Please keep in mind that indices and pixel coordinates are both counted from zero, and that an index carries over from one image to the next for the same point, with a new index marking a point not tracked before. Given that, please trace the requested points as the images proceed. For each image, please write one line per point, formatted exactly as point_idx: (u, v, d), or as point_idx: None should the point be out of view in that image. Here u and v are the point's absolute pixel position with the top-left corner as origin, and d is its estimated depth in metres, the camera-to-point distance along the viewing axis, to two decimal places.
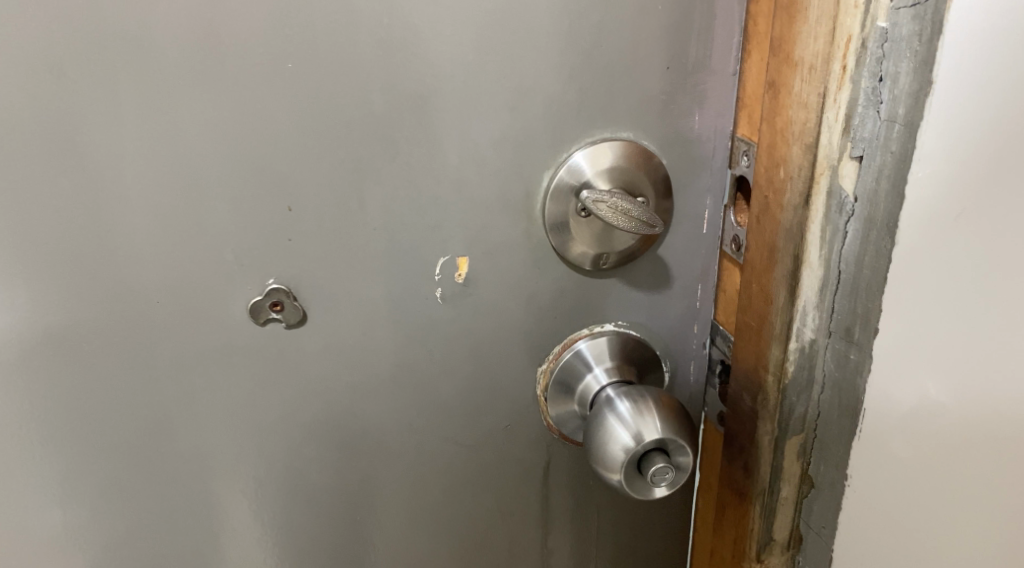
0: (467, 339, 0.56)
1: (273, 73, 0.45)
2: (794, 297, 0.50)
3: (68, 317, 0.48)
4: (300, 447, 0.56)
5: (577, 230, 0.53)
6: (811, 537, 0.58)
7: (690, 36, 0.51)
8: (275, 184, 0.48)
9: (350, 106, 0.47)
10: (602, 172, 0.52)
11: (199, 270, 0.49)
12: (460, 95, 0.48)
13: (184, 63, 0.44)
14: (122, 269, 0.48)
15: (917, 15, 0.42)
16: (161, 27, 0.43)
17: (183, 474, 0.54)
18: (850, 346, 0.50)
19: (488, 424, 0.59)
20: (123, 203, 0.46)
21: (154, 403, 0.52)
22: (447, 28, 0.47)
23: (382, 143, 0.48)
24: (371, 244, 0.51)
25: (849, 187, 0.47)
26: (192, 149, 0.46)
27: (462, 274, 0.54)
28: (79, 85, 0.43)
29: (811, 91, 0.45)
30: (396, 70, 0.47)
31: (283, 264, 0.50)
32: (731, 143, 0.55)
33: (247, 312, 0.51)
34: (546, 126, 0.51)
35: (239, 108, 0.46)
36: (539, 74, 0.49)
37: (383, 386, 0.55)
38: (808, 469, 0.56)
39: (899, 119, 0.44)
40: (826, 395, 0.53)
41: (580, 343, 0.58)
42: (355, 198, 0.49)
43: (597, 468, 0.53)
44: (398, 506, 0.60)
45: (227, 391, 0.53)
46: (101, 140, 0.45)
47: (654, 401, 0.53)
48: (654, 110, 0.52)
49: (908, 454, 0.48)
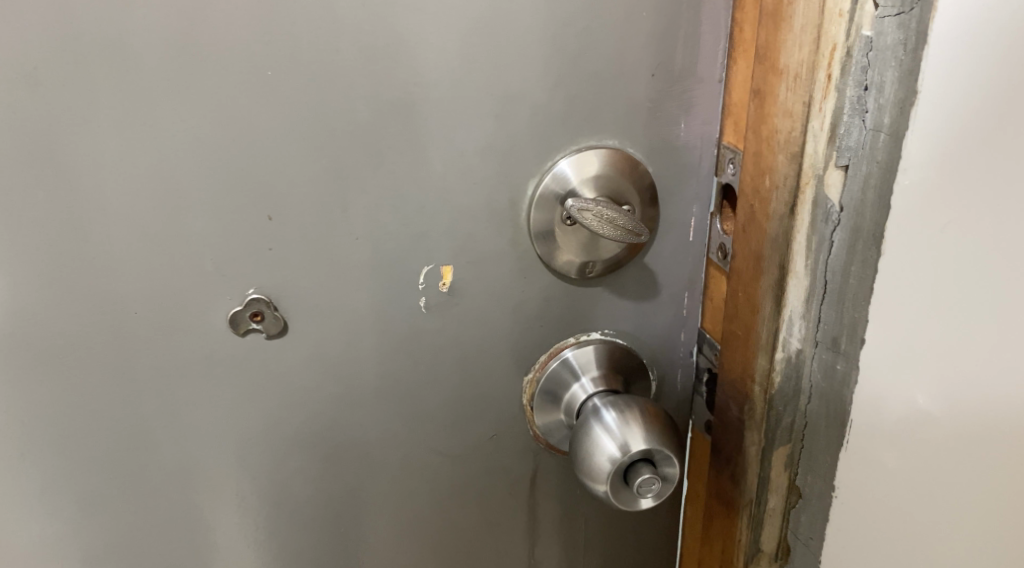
0: (454, 348, 0.55)
1: (253, 81, 0.45)
2: (779, 307, 0.51)
3: (46, 328, 0.47)
4: (283, 459, 0.55)
5: (563, 238, 0.52)
6: (799, 549, 0.57)
7: (676, 43, 0.50)
8: (255, 192, 0.47)
9: (332, 113, 0.46)
10: (588, 179, 0.51)
11: (178, 279, 0.48)
12: (444, 102, 0.48)
13: (162, 70, 0.43)
14: (100, 278, 0.47)
15: (902, 24, 0.42)
16: (138, 33, 0.42)
17: (163, 488, 0.54)
18: (837, 357, 0.50)
19: (474, 434, 0.58)
20: (102, 213, 0.46)
21: (133, 415, 0.51)
22: (431, 35, 0.46)
23: (365, 151, 0.48)
24: (354, 253, 0.50)
25: (834, 197, 0.47)
26: (171, 156, 0.45)
27: (447, 283, 0.53)
28: (53, 93, 0.43)
29: (796, 99, 0.46)
30: (380, 77, 0.46)
31: (264, 273, 0.49)
32: (717, 150, 0.54)
33: (227, 323, 0.50)
34: (531, 134, 0.50)
35: (220, 115, 0.45)
36: (525, 81, 0.49)
37: (368, 396, 0.55)
38: (795, 480, 0.55)
39: (885, 128, 0.44)
40: (812, 405, 0.52)
41: (566, 352, 0.57)
42: (338, 206, 0.49)
43: (583, 478, 0.52)
44: (385, 517, 0.59)
45: (209, 403, 0.52)
46: (77, 148, 0.44)
47: (640, 410, 0.53)
48: (640, 117, 0.52)
49: (897, 467, 0.47)
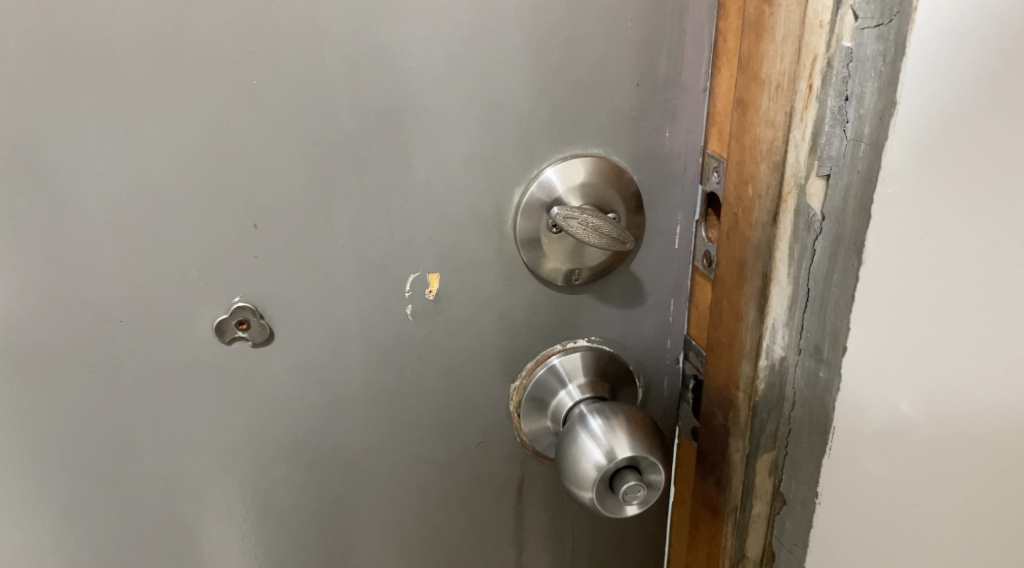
0: (439, 357, 0.55)
1: (237, 90, 0.45)
2: (763, 315, 0.51)
3: (30, 339, 0.47)
4: (269, 466, 0.55)
5: (549, 246, 0.53)
6: (784, 555, 0.57)
7: (659, 52, 0.51)
8: (239, 201, 0.47)
9: (318, 122, 0.47)
10: (574, 187, 0.52)
11: (163, 288, 0.48)
12: (429, 110, 0.48)
13: (145, 78, 0.43)
14: (83, 287, 0.47)
15: (881, 35, 0.43)
16: (121, 42, 0.43)
17: (147, 497, 0.53)
18: (820, 364, 0.50)
19: (461, 441, 0.59)
20: (85, 221, 0.46)
21: (117, 424, 0.51)
22: (415, 44, 0.46)
23: (349, 159, 0.48)
24: (339, 261, 0.50)
25: (816, 205, 0.48)
26: (155, 165, 0.45)
27: (433, 291, 0.53)
28: (36, 102, 0.43)
29: (777, 109, 0.46)
30: (364, 86, 0.47)
31: (250, 282, 0.49)
32: (701, 158, 0.55)
33: (213, 330, 0.50)
34: (515, 143, 0.51)
35: (203, 124, 0.45)
36: (509, 90, 0.49)
37: (354, 404, 0.55)
38: (779, 486, 0.56)
39: (865, 138, 0.45)
40: (796, 411, 0.53)
41: (553, 359, 0.57)
42: (323, 214, 0.49)
43: (570, 485, 0.52)
44: (371, 525, 0.59)
45: (193, 411, 0.52)
46: (61, 157, 0.44)
47: (626, 417, 0.53)
48: (624, 126, 0.52)
49: (879, 472, 0.48)
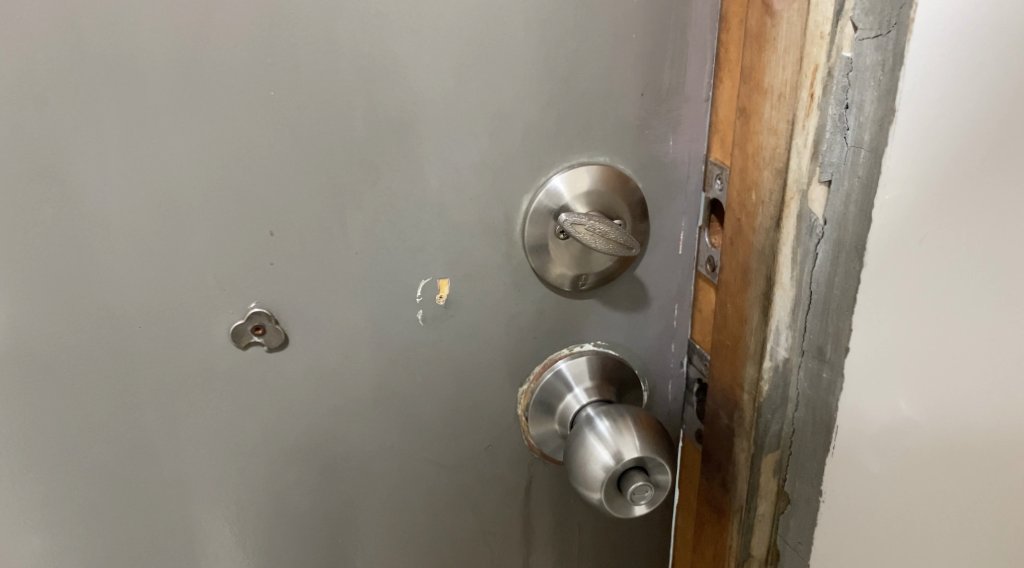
0: (450, 361, 0.56)
1: (255, 101, 0.46)
2: (767, 319, 0.52)
3: (49, 345, 0.48)
4: (281, 470, 0.56)
5: (556, 252, 0.54)
6: (789, 552, 0.58)
7: (663, 64, 0.52)
8: (256, 209, 0.48)
9: (333, 132, 0.48)
10: (580, 195, 0.53)
11: (181, 294, 0.49)
12: (441, 120, 0.49)
13: (165, 89, 0.45)
14: (103, 293, 0.48)
15: (880, 45, 0.44)
16: (143, 54, 0.44)
17: (163, 500, 0.54)
18: (822, 365, 0.51)
19: (470, 444, 0.60)
20: (108, 229, 0.47)
21: (134, 429, 0.52)
22: (427, 56, 0.48)
23: (363, 169, 0.49)
24: (353, 267, 0.51)
25: (818, 211, 0.49)
26: (175, 174, 0.46)
27: (443, 296, 0.54)
28: (60, 112, 0.44)
29: (779, 118, 0.47)
30: (378, 97, 0.48)
31: (266, 288, 0.50)
32: (705, 166, 0.56)
33: (229, 336, 0.51)
34: (525, 151, 0.52)
35: (221, 134, 0.46)
36: (518, 99, 0.50)
37: (365, 407, 0.56)
38: (784, 486, 0.56)
39: (865, 144, 0.46)
40: (800, 412, 0.54)
41: (560, 363, 0.58)
42: (337, 222, 0.50)
43: (578, 487, 0.53)
44: (381, 527, 0.60)
45: (209, 416, 0.53)
46: (83, 166, 0.45)
47: (633, 420, 0.54)
48: (629, 135, 0.54)
49: (881, 469, 0.49)
